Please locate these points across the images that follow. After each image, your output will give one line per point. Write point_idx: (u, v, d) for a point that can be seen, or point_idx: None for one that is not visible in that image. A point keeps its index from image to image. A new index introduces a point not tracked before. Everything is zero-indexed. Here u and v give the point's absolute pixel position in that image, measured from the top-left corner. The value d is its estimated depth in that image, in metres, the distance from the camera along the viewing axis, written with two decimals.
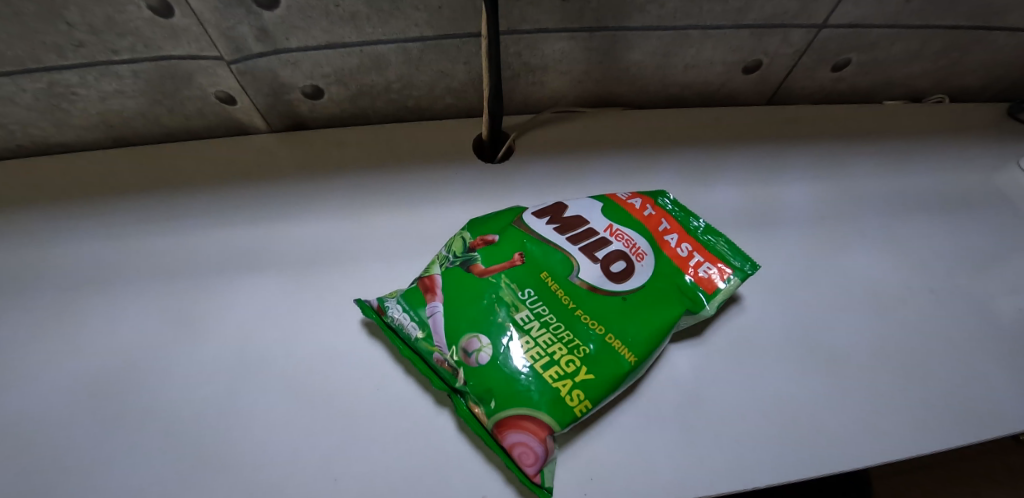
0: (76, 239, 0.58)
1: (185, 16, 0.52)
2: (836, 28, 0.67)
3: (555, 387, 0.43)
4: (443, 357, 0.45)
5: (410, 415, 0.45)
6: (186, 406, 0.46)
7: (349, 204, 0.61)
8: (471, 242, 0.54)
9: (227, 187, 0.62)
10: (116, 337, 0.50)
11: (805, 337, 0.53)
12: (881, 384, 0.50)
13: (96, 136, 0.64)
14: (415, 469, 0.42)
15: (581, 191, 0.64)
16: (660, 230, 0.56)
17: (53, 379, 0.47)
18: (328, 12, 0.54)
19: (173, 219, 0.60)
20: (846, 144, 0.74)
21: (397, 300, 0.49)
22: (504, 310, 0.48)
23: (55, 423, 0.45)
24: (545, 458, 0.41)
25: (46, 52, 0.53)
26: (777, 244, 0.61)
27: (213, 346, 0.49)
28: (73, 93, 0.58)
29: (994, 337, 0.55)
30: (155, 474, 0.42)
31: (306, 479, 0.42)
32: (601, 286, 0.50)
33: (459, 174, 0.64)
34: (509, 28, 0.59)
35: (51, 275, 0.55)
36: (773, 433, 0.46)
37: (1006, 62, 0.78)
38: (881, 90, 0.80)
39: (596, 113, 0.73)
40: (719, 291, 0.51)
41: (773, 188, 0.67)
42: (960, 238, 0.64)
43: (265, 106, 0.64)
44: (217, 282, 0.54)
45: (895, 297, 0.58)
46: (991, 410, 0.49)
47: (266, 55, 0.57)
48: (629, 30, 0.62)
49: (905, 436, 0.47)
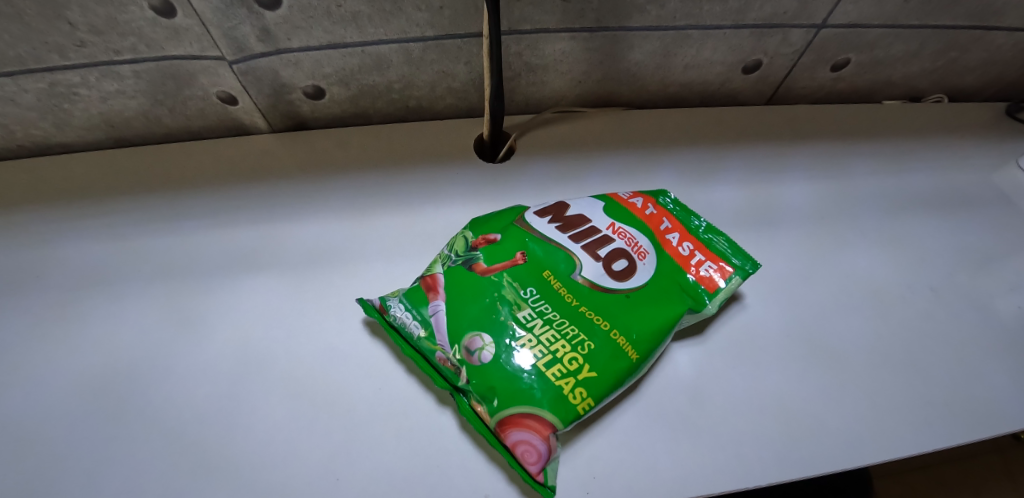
0: (76, 239, 0.57)
1: (187, 17, 0.52)
2: (836, 28, 0.67)
3: (558, 385, 0.43)
4: (445, 355, 0.45)
5: (412, 414, 0.45)
6: (188, 405, 0.46)
7: (350, 203, 0.61)
8: (473, 241, 0.54)
9: (229, 187, 0.62)
10: (118, 336, 0.50)
11: (806, 335, 0.53)
12: (882, 383, 0.50)
13: (97, 137, 0.64)
14: (418, 468, 0.42)
15: (582, 190, 0.64)
16: (662, 229, 0.56)
17: (56, 380, 0.47)
18: (329, 12, 0.54)
19: (173, 220, 0.59)
20: (845, 143, 0.74)
21: (399, 299, 0.49)
22: (506, 308, 0.48)
23: (58, 423, 0.45)
24: (548, 457, 0.41)
25: (48, 52, 0.53)
26: (777, 243, 0.61)
27: (215, 345, 0.49)
28: (74, 93, 0.58)
29: (994, 336, 0.55)
30: (156, 474, 0.42)
31: (307, 479, 0.42)
32: (602, 283, 0.50)
33: (460, 173, 0.65)
34: (510, 28, 0.60)
35: (52, 276, 0.54)
36: (774, 430, 0.46)
37: (1004, 61, 0.78)
38: (880, 89, 0.80)
39: (597, 112, 0.73)
40: (721, 291, 0.52)
41: (773, 187, 0.67)
42: (959, 237, 0.65)
43: (267, 106, 0.65)
44: (217, 283, 0.54)
45: (895, 296, 0.58)
46: (990, 408, 0.50)
47: (268, 56, 0.58)
48: (629, 30, 0.63)
49: (905, 434, 0.47)
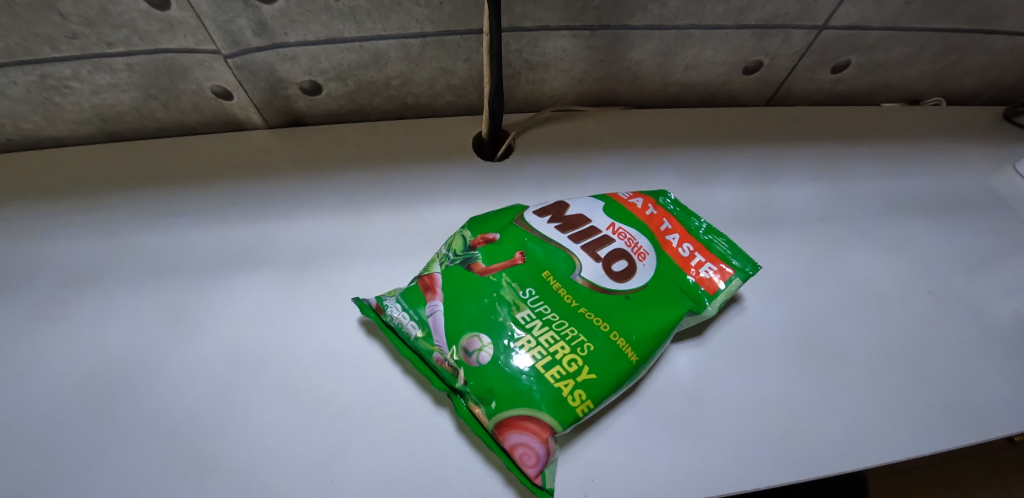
0: (67, 235, 0.56)
1: (182, 9, 0.51)
2: (837, 29, 0.67)
3: (557, 387, 0.43)
4: (443, 356, 0.45)
5: (409, 415, 0.45)
6: (180, 405, 0.45)
7: (347, 201, 0.60)
8: (472, 241, 0.54)
9: (223, 183, 0.61)
10: (109, 335, 0.49)
11: (805, 337, 0.53)
12: (881, 385, 0.50)
13: (88, 131, 0.63)
14: (415, 471, 0.42)
15: (581, 190, 0.63)
16: (662, 230, 0.55)
17: (45, 379, 0.46)
18: (328, 7, 0.53)
19: (167, 216, 0.59)
20: (844, 145, 0.74)
21: (396, 298, 0.49)
22: (505, 309, 0.47)
23: (47, 423, 0.44)
24: (547, 459, 0.40)
25: (39, 43, 0.52)
26: (777, 244, 0.61)
27: (208, 344, 0.48)
28: (66, 86, 0.57)
29: (991, 339, 0.55)
30: (148, 474, 0.41)
31: (302, 480, 0.41)
32: (602, 284, 0.50)
33: (458, 172, 0.64)
34: (511, 25, 0.59)
35: (41, 273, 0.53)
36: (774, 433, 0.46)
37: (1002, 65, 0.79)
38: (879, 92, 0.80)
39: (596, 112, 0.72)
40: (721, 292, 0.51)
41: (773, 189, 0.67)
42: (957, 240, 0.65)
43: (263, 101, 0.64)
44: (211, 280, 0.53)
45: (893, 299, 0.58)
46: (987, 411, 0.49)
47: (264, 50, 0.57)
48: (630, 29, 0.62)
49: (903, 438, 0.47)
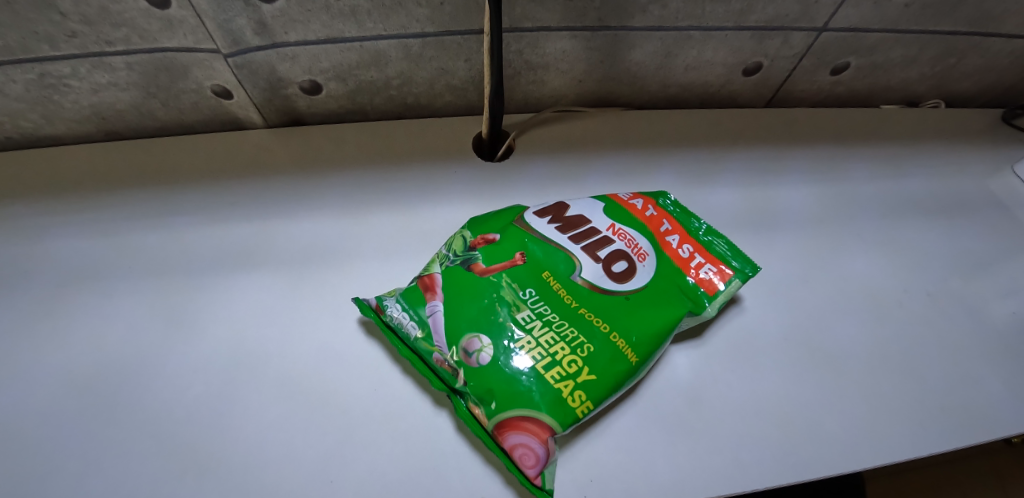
0: (64, 234, 0.56)
1: (182, 8, 0.51)
2: (836, 31, 0.67)
3: (557, 387, 0.43)
4: (443, 356, 0.45)
5: (409, 415, 0.45)
6: (179, 404, 0.45)
7: (346, 201, 0.60)
8: (472, 241, 0.54)
9: (222, 182, 0.61)
10: (107, 334, 0.49)
11: (804, 338, 0.53)
12: (880, 386, 0.51)
13: (87, 130, 0.63)
14: (414, 471, 0.42)
15: (580, 191, 0.63)
16: (662, 230, 0.56)
17: (43, 378, 0.46)
18: (328, 6, 0.53)
19: (165, 215, 0.58)
20: (843, 147, 0.74)
21: (396, 299, 0.49)
22: (505, 310, 0.48)
23: (43, 423, 0.44)
24: (546, 460, 0.40)
25: (38, 42, 0.52)
26: (776, 245, 0.61)
27: (206, 344, 0.48)
28: (64, 85, 0.57)
29: (989, 341, 0.56)
30: (145, 474, 0.41)
31: (301, 480, 0.41)
32: (602, 285, 0.50)
33: (458, 172, 0.64)
34: (511, 26, 0.59)
35: (38, 272, 0.53)
36: (772, 434, 0.46)
37: (1000, 67, 0.79)
38: (878, 94, 0.80)
39: (596, 112, 0.72)
40: (720, 293, 0.51)
41: (772, 190, 0.67)
42: (955, 242, 0.65)
43: (262, 101, 0.64)
44: (210, 280, 0.53)
45: (892, 300, 0.58)
46: (984, 413, 0.50)
47: (263, 49, 0.57)
48: (630, 30, 0.62)
49: (901, 439, 0.47)
